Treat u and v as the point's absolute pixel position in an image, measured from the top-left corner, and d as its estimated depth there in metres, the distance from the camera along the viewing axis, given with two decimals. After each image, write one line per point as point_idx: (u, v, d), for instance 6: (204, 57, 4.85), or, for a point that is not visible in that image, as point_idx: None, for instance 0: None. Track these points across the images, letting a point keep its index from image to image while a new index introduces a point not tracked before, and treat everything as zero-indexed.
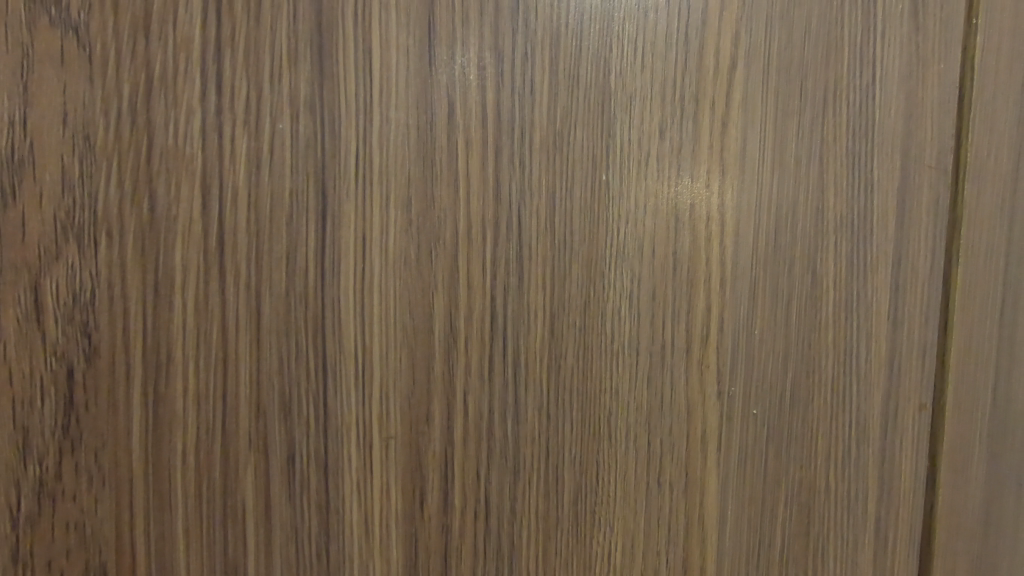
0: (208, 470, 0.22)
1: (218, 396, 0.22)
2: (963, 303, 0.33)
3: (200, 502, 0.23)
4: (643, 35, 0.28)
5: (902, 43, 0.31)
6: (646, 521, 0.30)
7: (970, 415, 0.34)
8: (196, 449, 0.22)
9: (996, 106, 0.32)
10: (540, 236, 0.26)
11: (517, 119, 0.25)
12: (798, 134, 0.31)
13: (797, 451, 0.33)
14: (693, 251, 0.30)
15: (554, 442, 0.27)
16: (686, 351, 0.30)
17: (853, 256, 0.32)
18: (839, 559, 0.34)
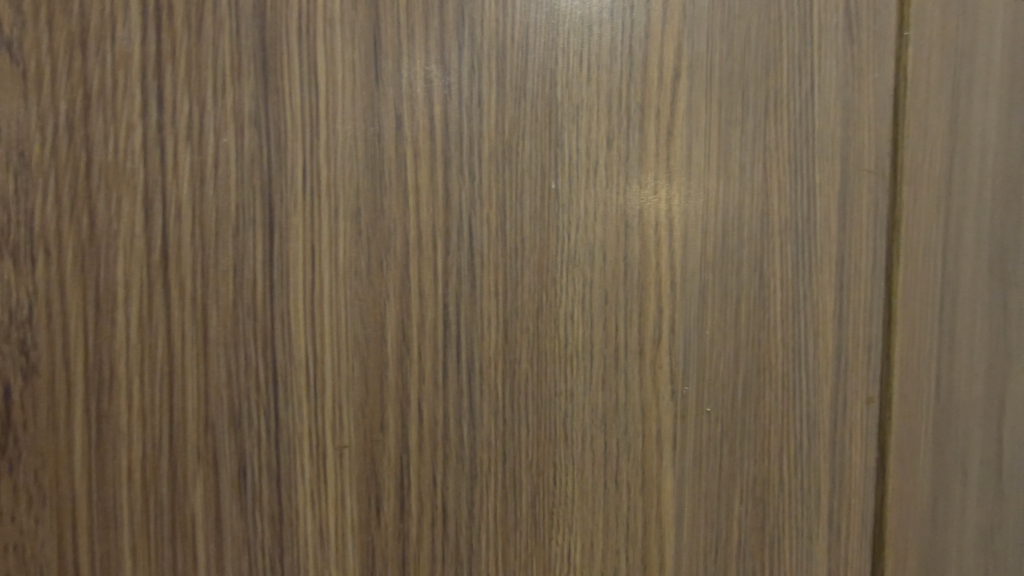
0: (155, 486, 0.22)
1: (165, 411, 0.22)
2: (904, 299, 0.35)
3: (148, 518, 0.22)
4: (588, 47, 0.29)
5: (838, 54, 0.33)
6: (604, 523, 0.31)
7: (915, 407, 0.35)
8: (141, 468, 0.22)
9: (932, 111, 0.34)
10: (491, 244, 0.26)
11: (464, 131, 0.25)
12: (742, 140, 0.32)
13: (751, 445, 0.34)
14: (644, 257, 0.31)
15: (510, 446, 0.27)
16: (639, 352, 0.31)
17: (798, 257, 0.34)
18: (794, 550, 0.35)
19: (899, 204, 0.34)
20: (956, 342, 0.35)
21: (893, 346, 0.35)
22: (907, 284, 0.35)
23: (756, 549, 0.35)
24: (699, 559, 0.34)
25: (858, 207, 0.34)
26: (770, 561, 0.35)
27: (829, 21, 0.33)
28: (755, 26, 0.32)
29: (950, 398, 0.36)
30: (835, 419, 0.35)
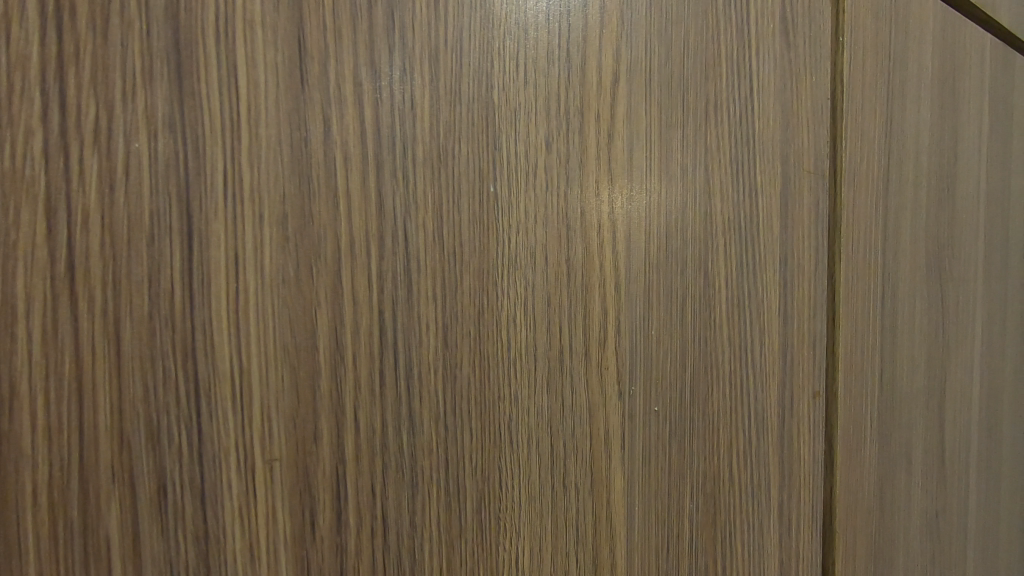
0: (64, 515, 0.20)
1: (73, 430, 0.20)
2: (797, 283, 0.45)
3: (56, 551, 0.20)
4: (525, 51, 0.29)
5: (731, 83, 0.39)
6: (554, 525, 0.31)
7: (804, 368, 0.46)
8: (47, 500, 0.20)
9: (804, 140, 0.45)
10: (429, 249, 0.26)
11: (397, 135, 0.25)
12: (673, 149, 0.36)
13: (698, 426, 0.38)
14: (587, 258, 0.32)
15: (452, 452, 0.27)
16: (585, 353, 0.32)
17: (710, 257, 0.38)
18: (722, 518, 0.40)
19: (793, 209, 0.44)
20: (822, 318, 0.47)
21: (793, 320, 0.44)
22: (797, 270, 0.45)
23: (707, 520, 0.39)
24: (654, 544, 0.36)
25: (768, 210, 0.42)
26: (716, 528, 0.40)
27: (746, 53, 0.40)
28: (693, 43, 0.37)
29: (821, 360, 0.47)
30: (756, 391, 0.42)
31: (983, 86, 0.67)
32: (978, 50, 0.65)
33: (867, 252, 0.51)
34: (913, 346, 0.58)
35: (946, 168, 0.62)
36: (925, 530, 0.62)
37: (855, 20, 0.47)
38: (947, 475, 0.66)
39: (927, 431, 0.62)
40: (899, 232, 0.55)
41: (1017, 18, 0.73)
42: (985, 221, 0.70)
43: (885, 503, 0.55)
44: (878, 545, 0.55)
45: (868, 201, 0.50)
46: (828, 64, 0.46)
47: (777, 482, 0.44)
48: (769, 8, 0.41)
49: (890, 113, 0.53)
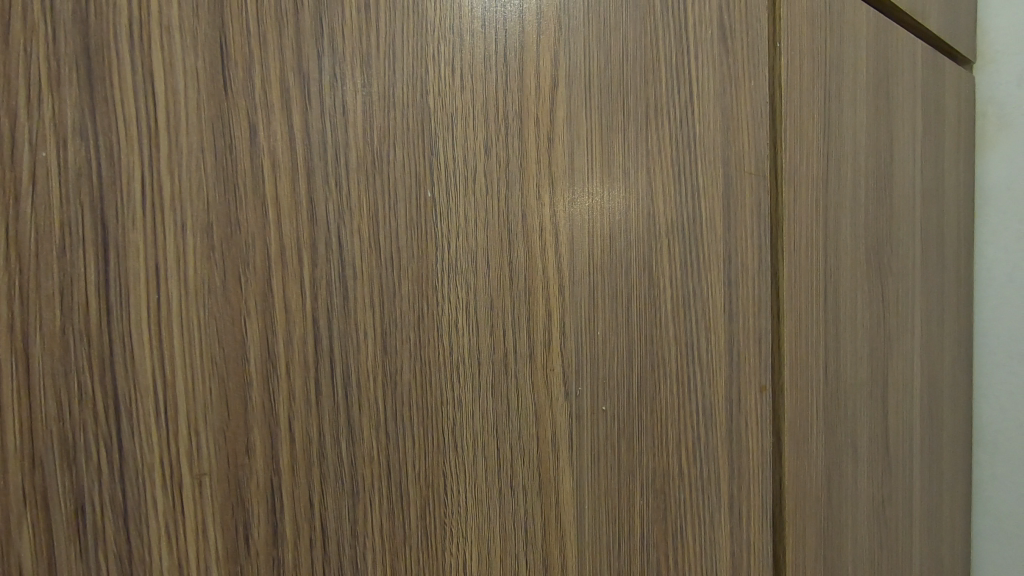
0: None
1: None
2: (741, 281, 0.46)
3: None
4: (461, 57, 0.29)
5: (672, 86, 0.40)
6: (503, 527, 0.31)
7: (750, 364, 0.47)
8: None
9: (744, 142, 0.46)
10: (365, 255, 0.26)
11: (328, 141, 0.25)
12: (615, 152, 0.37)
13: (646, 424, 0.39)
14: (529, 261, 0.32)
15: (394, 458, 0.27)
16: (529, 355, 0.32)
17: (655, 256, 0.39)
18: (674, 512, 0.41)
19: (735, 209, 0.45)
20: (766, 314, 0.48)
21: (738, 317, 0.46)
22: (741, 269, 0.46)
23: (657, 516, 0.40)
24: (605, 542, 0.37)
25: (711, 211, 0.43)
26: (667, 523, 0.41)
27: (685, 58, 0.41)
28: (632, 48, 0.38)
29: (767, 355, 0.49)
30: (704, 387, 0.43)
31: (915, 89, 0.71)
32: (910, 55, 0.69)
33: (809, 249, 0.52)
34: (855, 339, 0.61)
35: (883, 168, 0.65)
36: (873, 516, 0.65)
37: (791, 25, 0.49)
38: (892, 462, 0.69)
39: (872, 420, 0.64)
40: (839, 229, 0.57)
41: (946, 25, 0.77)
42: (921, 217, 0.73)
43: (833, 492, 0.57)
44: (827, 532, 0.57)
45: (808, 200, 0.52)
46: (765, 69, 0.47)
47: (727, 475, 0.45)
48: (706, 14, 0.42)
49: (828, 115, 0.55)
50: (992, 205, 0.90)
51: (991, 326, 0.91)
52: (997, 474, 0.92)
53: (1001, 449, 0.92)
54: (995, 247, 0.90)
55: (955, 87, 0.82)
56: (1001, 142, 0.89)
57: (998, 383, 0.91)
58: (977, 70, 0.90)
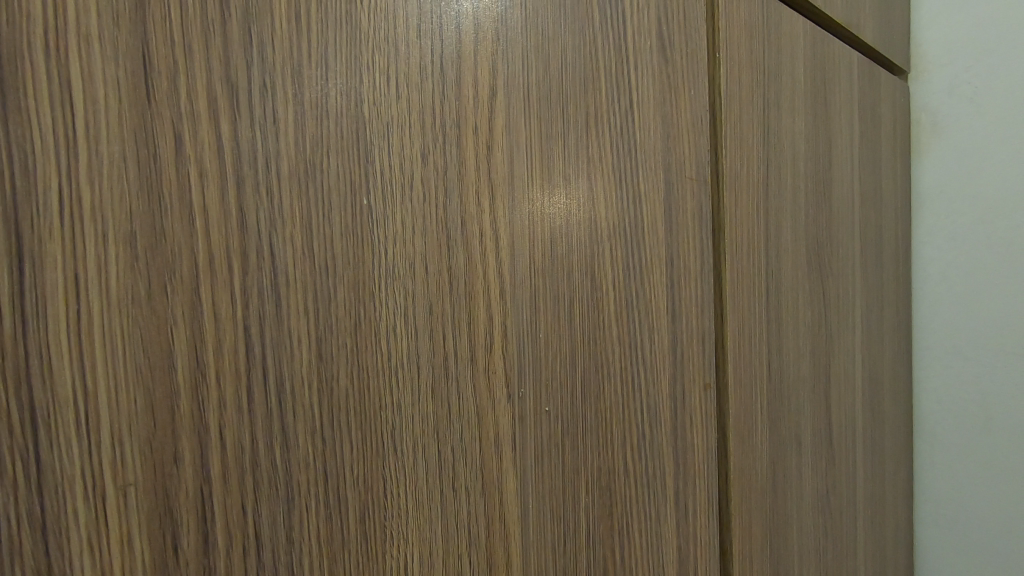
0: None
1: None
2: (684, 283, 0.48)
3: None
4: (395, 65, 0.29)
5: (612, 95, 0.42)
6: (444, 528, 0.32)
7: (694, 363, 0.49)
8: None
9: (685, 148, 0.48)
10: (298, 262, 0.26)
11: (258, 149, 0.25)
12: (555, 160, 0.38)
13: (591, 423, 0.40)
14: (469, 267, 0.33)
15: (330, 464, 0.27)
16: (470, 359, 0.33)
17: (598, 261, 0.41)
18: (620, 509, 0.42)
19: (677, 213, 0.47)
20: (709, 315, 0.50)
21: (681, 318, 0.47)
22: (683, 271, 0.48)
23: (603, 512, 0.41)
24: (550, 539, 0.37)
25: (652, 216, 0.45)
26: (613, 519, 0.42)
27: (624, 68, 0.43)
28: (571, 58, 0.39)
29: (711, 354, 0.50)
30: (647, 387, 0.44)
31: (852, 98, 0.74)
32: (847, 65, 0.72)
33: (751, 251, 0.55)
34: (798, 337, 0.63)
35: (822, 172, 0.68)
36: (817, 506, 0.68)
37: (730, 35, 0.51)
38: (835, 454, 0.72)
39: (815, 414, 0.67)
40: (780, 231, 0.60)
41: (881, 37, 0.81)
42: (860, 220, 0.77)
43: (778, 484, 0.60)
44: (773, 524, 0.59)
45: (749, 205, 0.54)
46: (704, 80, 0.49)
47: (672, 471, 0.46)
48: (645, 25, 0.44)
49: (768, 122, 0.58)
50: (927, 207, 0.95)
51: (928, 322, 0.96)
52: (936, 464, 0.97)
53: (940, 439, 0.96)
54: (930, 248, 0.95)
55: (891, 96, 0.86)
56: (934, 148, 0.94)
57: (936, 377, 0.96)
58: (912, 80, 0.95)
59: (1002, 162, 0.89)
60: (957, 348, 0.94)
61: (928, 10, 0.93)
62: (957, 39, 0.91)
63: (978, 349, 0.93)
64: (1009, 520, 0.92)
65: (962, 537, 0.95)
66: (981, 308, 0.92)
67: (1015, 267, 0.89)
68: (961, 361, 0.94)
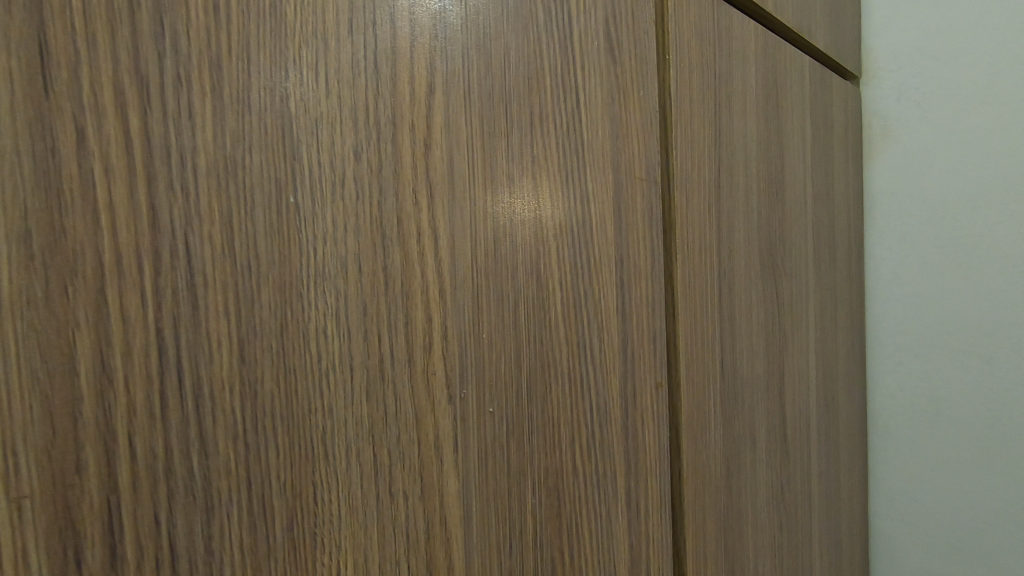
0: None
1: None
2: (634, 283, 0.48)
3: None
4: (325, 60, 0.29)
5: (557, 95, 0.42)
6: (380, 534, 0.31)
7: (645, 362, 0.49)
8: None
9: (635, 149, 0.48)
10: (217, 263, 0.25)
11: (172, 145, 0.24)
12: (498, 159, 0.38)
13: (537, 424, 0.40)
14: (406, 266, 0.32)
15: (255, 471, 0.26)
16: (408, 360, 0.32)
17: (544, 260, 0.40)
18: (569, 509, 0.42)
19: (627, 214, 0.47)
20: (660, 313, 0.51)
21: (632, 317, 0.48)
22: (633, 271, 0.48)
23: (551, 514, 0.41)
24: (495, 542, 0.37)
25: (601, 216, 0.45)
26: (561, 519, 0.42)
27: (570, 68, 0.43)
28: (514, 57, 0.39)
29: (662, 354, 0.51)
30: (597, 387, 0.44)
31: (804, 102, 0.76)
32: (798, 69, 0.74)
33: (702, 250, 0.55)
34: (751, 335, 0.64)
35: (774, 174, 0.69)
36: (772, 502, 0.69)
37: (679, 37, 0.51)
38: (790, 449, 0.73)
39: (769, 411, 0.68)
40: (732, 231, 0.61)
41: (832, 43, 0.84)
42: (812, 220, 0.79)
43: (732, 481, 0.61)
44: (727, 520, 0.60)
45: (700, 204, 0.55)
46: (654, 81, 0.50)
47: (623, 469, 0.47)
48: (593, 26, 0.44)
49: (719, 124, 0.58)
50: (878, 208, 0.98)
51: (881, 320, 0.99)
52: (889, 458, 1.00)
53: (892, 434, 0.99)
54: (882, 248, 0.98)
55: (842, 100, 0.88)
56: (885, 151, 0.97)
57: (888, 373, 0.99)
58: (863, 85, 0.98)
59: (948, 165, 0.92)
60: (907, 345, 0.97)
61: (878, 17, 0.96)
62: (905, 46, 0.94)
63: (927, 346, 0.96)
64: (958, 511, 0.95)
65: (915, 528, 0.98)
66: (930, 306, 0.95)
67: (961, 267, 0.92)
68: (912, 357, 0.97)
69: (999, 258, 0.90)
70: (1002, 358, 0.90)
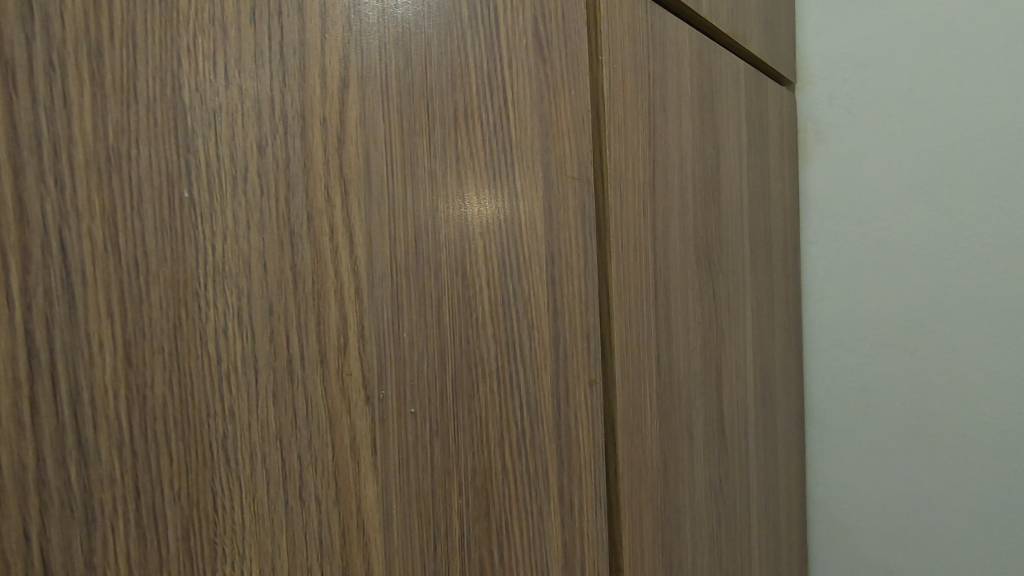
0: None
1: None
2: (566, 281, 0.48)
3: None
4: (223, 48, 0.28)
5: (484, 94, 0.42)
6: (290, 541, 0.30)
7: (579, 359, 0.49)
8: None
9: (567, 149, 0.48)
10: (97, 260, 0.24)
11: (43, 133, 0.23)
12: (420, 156, 0.37)
13: (463, 424, 0.39)
14: (317, 264, 0.31)
15: (143, 480, 0.25)
16: (320, 362, 0.31)
17: (470, 257, 0.40)
18: (499, 508, 0.42)
19: (558, 212, 0.47)
20: (593, 312, 0.51)
21: (564, 316, 0.48)
22: (565, 269, 0.48)
23: (478, 513, 0.41)
24: (418, 543, 0.37)
25: (530, 214, 0.45)
26: (490, 519, 0.41)
27: (497, 67, 0.43)
28: (435, 52, 0.38)
29: (596, 351, 0.51)
30: (527, 386, 0.44)
31: (739, 105, 0.78)
32: (733, 73, 0.76)
33: (637, 248, 0.56)
34: (687, 331, 0.66)
35: (709, 175, 0.71)
36: (710, 495, 0.70)
37: (612, 37, 0.52)
38: (728, 443, 0.75)
39: (706, 406, 0.70)
40: (668, 230, 0.62)
41: (766, 49, 0.87)
42: (748, 221, 0.81)
43: (669, 476, 0.62)
44: (664, 515, 0.60)
45: (634, 203, 0.56)
46: (586, 82, 0.50)
47: (556, 467, 0.47)
48: (520, 24, 0.44)
49: (653, 124, 0.59)
50: (813, 209, 1.02)
51: (816, 316, 1.03)
52: (826, 448, 1.04)
53: (828, 425, 1.04)
54: (817, 247, 1.02)
55: (777, 104, 0.92)
56: (818, 154, 1.01)
57: (824, 367, 1.03)
58: (798, 91, 1.02)
59: (875, 168, 0.97)
60: (841, 340, 1.02)
61: (811, 26, 1.00)
62: (836, 54, 0.99)
63: (858, 341, 1.00)
64: (888, 497, 0.99)
65: (850, 515, 1.03)
66: (861, 303, 1.00)
67: (889, 264, 0.97)
68: (845, 352, 1.01)
69: (923, 257, 0.94)
70: (926, 351, 0.95)
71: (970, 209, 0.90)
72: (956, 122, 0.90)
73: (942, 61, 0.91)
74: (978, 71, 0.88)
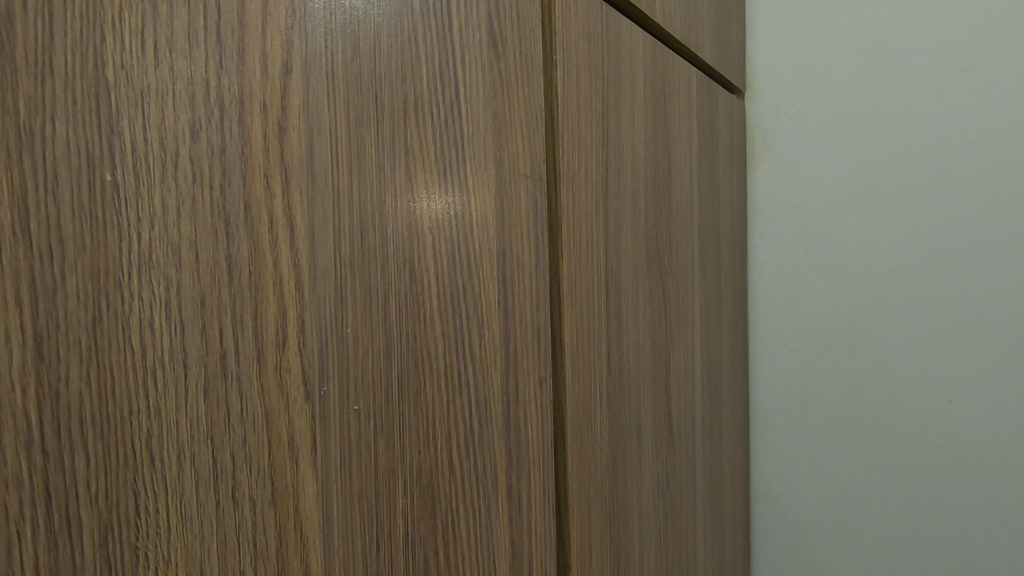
0: None
1: None
2: (517, 279, 0.48)
3: None
4: (154, 25, 0.26)
5: (435, 88, 0.41)
6: (220, 544, 0.29)
7: (529, 357, 0.49)
8: None
9: (519, 145, 0.48)
10: (6, 247, 0.22)
11: None
12: (368, 148, 0.36)
13: (408, 421, 0.39)
14: (255, 255, 0.30)
15: (55, 481, 0.23)
16: (256, 357, 0.30)
17: (418, 252, 0.40)
18: (445, 506, 0.42)
19: (509, 210, 0.47)
20: (544, 309, 0.51)
21: (514, 314, 0.48)
22: (516, 267, 0.48)
23: (423, 513, 0.40)
24: (358, 545, 0.36)
25: (481, 210, 0.45)
26: (435, 518, 0.41)
27: (449, 62, 0.42)
28: (385, 44, 0.37)
29: (546, 349, 0.51)
30: (476, 382, 0.44)
31: (690, 111, 0.80)
32: (685, 80, 0.78)
33: (589, 248, 0.57)
34: (637, 331, 0.67)
35: (661, 177, 0.72)
36: (657, 491, 0.72)
37: (566, 38, 0.52)
38: (675, 440, 0.77)
39: (655, 404, 0.71)
40: (619, 231, 0.63)
41: (717, 57, 0.89)
42: (698, 224, 0.83)
43: (617, 473, 0.62)
44: (612, 511, 0.61)
45: (587, 204, 0.56)
46: (540, 81, 0.50)
47: (505, 465, 0.47)
48: (474, 20, 0.44)
49: (607, 126, 0.60)
50: (760, 214, 1.06)
51: (761, 317, 1.07)
52: (768, 445, 1.08)
53: (771, 422, 1.08)
54: (763, 251, 1.06)
55: (727, 111, 0.95)
56: (765, 161, 1.05)
57: (767, 366, 1.07)
58: (747, 99, 1.05)
59: (817, 176, 1.01)
60: (783, 340, 1.06)
61: (760, 37, 1.04)
62: (782, 65, 1.03)
63: (799, 341, 1.05)
64: (825, 490, 1.04)
65: (790, 508, 1.07)
66: (802, 305, 1.04)
67: (829, 269, 1.01)
68: (787, 352, 1.06)
69: (860, 262, 0.99)
70: (861, 351, 1.00)
71: (903, 217, 0.95)
72: (891, 135, 0.95)
73: (879, 75, 0.95)
74: (912, 87, 0.93)
